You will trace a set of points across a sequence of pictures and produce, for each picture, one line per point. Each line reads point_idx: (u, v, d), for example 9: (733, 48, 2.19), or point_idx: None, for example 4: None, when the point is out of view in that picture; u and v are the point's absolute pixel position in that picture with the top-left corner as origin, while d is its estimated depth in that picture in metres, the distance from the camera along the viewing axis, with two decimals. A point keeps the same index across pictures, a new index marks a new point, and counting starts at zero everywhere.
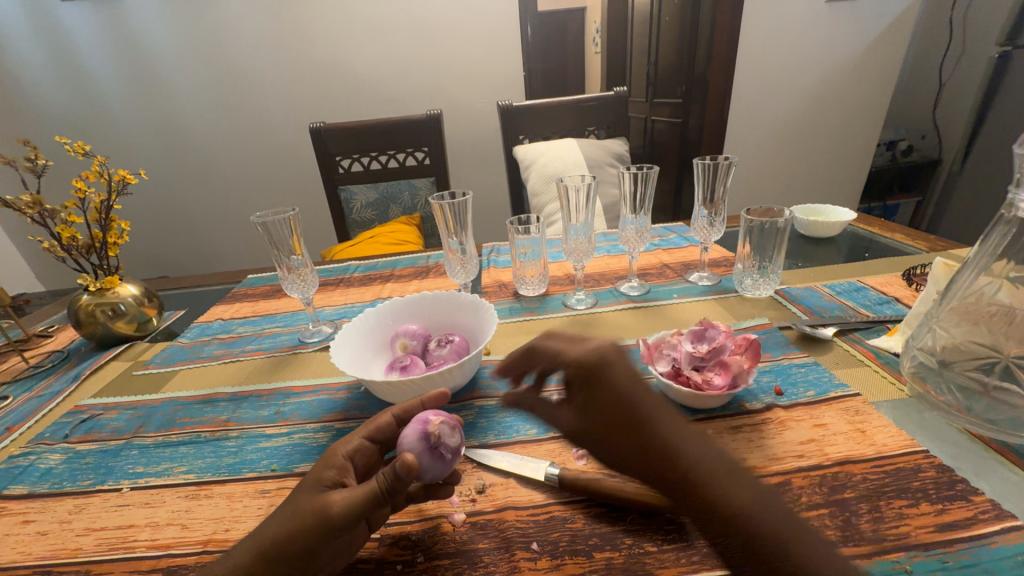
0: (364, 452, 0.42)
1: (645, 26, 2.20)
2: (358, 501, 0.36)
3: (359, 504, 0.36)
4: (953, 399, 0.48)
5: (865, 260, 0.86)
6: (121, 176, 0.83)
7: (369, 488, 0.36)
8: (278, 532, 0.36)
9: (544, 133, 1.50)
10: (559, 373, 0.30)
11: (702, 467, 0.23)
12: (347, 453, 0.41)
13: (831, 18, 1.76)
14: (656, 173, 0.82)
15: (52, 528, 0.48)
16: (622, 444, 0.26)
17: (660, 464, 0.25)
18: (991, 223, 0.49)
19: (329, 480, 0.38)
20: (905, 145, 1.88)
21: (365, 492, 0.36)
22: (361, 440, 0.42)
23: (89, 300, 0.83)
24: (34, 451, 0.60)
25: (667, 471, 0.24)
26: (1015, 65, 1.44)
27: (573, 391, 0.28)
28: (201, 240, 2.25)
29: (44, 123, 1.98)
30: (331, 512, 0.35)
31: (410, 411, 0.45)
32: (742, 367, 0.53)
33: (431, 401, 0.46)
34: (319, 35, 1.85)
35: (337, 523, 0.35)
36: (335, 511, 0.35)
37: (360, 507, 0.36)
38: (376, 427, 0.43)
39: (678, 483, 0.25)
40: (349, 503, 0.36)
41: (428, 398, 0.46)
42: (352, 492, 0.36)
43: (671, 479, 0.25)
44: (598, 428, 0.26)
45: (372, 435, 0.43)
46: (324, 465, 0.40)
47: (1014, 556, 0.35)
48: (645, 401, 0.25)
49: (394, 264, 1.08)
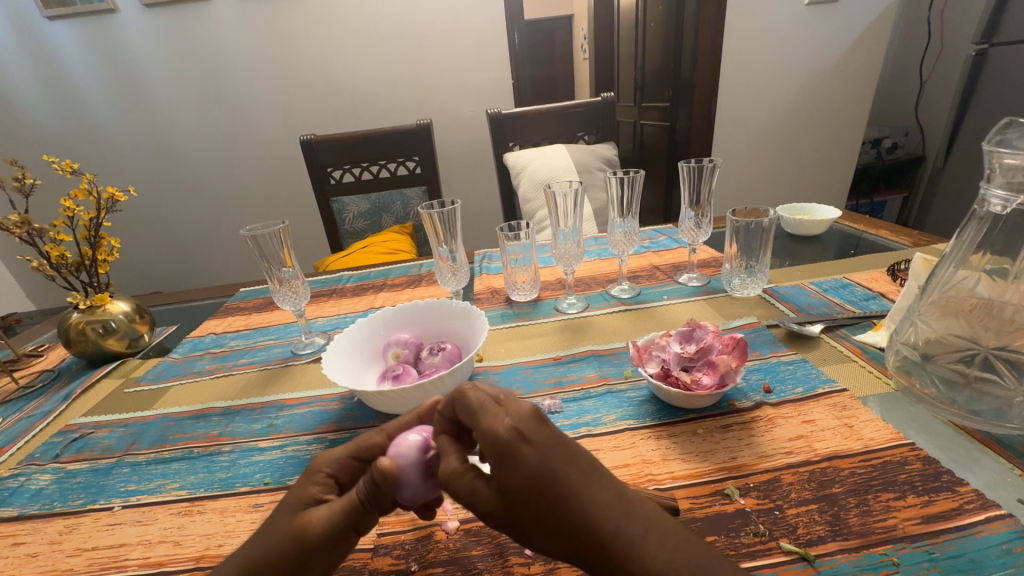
0: (351, 468, 0.40)
1: (631, 31, 2.23)
2: (340, 516, 0.35)
3: (337, 521, 0.35)
4: (937, 391, 0.48)
5: (851, 258, 0.87)
6: (110, 194, 0.83)
7: (348, 502, 0.36)
8: (254, 555, 0.35)
9: (533, 139, 1.51)
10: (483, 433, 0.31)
11: (607, 488, 0.28)
12: (331, 469, 0.39)
13: (812, 20, 1.78)
14: (642, 176, 0.83)
15: (42, 550, 0.48)
16: (546, 496, 0.28)
17: (580, 502, 0.28)
18: (965, 219, 0.50)
19: (310, 497, 0.37)
20: (889, 143, 1.94)
21: (345, 507, 0.36)
22: (346, 457, 0.39)
23: (79, 318, 0.82)
24: (23, 472, 0.59)
25: (587, 503, 0.28)
26: (993, 62, 1.48)
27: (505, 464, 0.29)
28: (193, 255, 2.24)
29: (33, 142, 1.97)
30: (309, 533, 0.35)
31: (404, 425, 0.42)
32: (731, 367, 0.52)
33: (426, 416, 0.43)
34: (309, 47, 1.87)
35: (319, 539, 0.35)
36: (312, 530, 0.35)
37: (337, 525, 0.35)
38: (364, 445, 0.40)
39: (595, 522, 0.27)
40: (327, 521, 0.35)
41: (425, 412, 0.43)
42: (334, 508, 0.36)
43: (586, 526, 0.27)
44: (536, 478, 0.28)
45: (358, 453, 0.40)
46: (308, 483, 0.38)
47: (1000, 544, 0.35)
48: (566, 451, 0.29)
49: (386, 274, 1.09)
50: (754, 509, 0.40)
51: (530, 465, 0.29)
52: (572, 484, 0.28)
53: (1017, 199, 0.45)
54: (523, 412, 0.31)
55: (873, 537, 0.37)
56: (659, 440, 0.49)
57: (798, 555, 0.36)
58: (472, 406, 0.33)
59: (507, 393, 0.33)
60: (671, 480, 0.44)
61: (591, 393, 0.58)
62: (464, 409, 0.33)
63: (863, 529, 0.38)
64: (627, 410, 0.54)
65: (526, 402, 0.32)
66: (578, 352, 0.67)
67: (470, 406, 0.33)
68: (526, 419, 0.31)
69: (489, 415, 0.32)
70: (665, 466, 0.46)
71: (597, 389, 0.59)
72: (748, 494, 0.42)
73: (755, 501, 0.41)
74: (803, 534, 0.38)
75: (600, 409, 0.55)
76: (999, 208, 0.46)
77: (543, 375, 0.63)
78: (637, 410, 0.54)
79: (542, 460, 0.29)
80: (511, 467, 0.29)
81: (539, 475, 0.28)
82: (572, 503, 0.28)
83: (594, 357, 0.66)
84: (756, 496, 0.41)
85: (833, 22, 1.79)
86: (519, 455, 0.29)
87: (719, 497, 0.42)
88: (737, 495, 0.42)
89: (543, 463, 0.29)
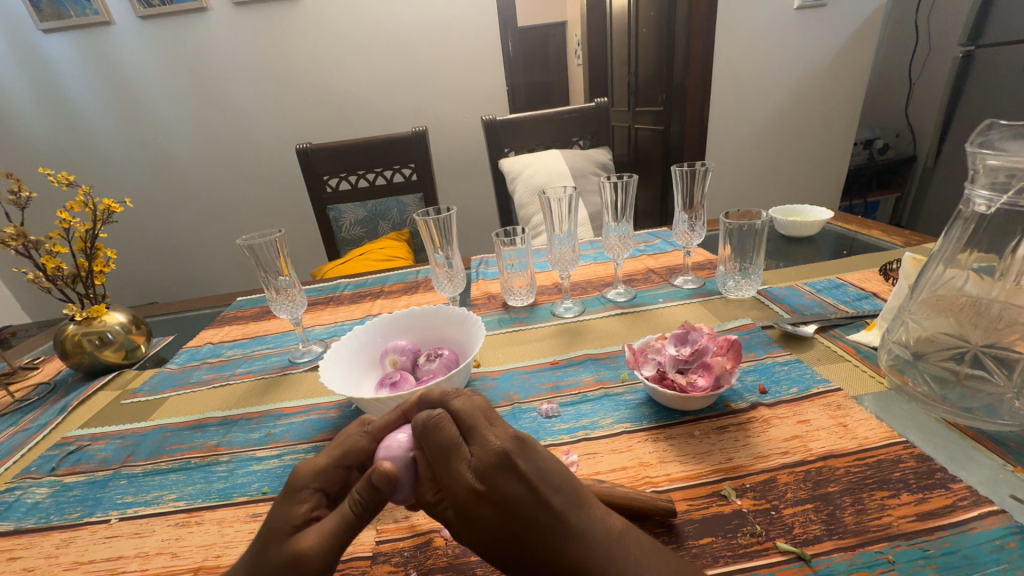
0: (339, 478, 0.37)
1: (624, 37, 2.25)
2: (334, 534, 0.32)
3: (333, 538, 0.32)
4: (929, 389, 0.49)
5: (844, 258, 0.88)
6: (106, 205, 0.83)
7: (343, 513, 0.33)
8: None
9: (527, 145, 1.52)
10: (448, 481, 0.31)
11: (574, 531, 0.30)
12: (318, 482, 0.36)
13: (802, 23, 1.80)
14: (636, 181, 0.84)
15: (38, 564, 0.48)
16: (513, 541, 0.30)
17: (547, 546, 0.29)
18: (952, 219, 0.51)
19: (298, 518, 0.34)
20: (881, 144, 1.95)
21: (339, 524, 0.33)
22: (333, 466, 0.36)
23: (75, 330, 0.82)
24: (19, 486, 0.59)
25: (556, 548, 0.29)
26: (980, 63, 1.50)
27: (473, 516, 0.30)
28: (189, 265, 2.24)
29: (29, 154, 1.97)
30: (304, 556, 0.32)
31: (389, 427, 0.39)
32: (726, 369, 0.52)
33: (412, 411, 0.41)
34: (304, 57, 1.88)
35: (313, 564, 0.32)
36: (305, 552, 0.32)
37: (333, 540, 0.32)
38: (353, 450, 0.38)
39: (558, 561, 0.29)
40: (322, 542, 0.32)
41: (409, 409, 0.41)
42: (326, 527, 0.33)
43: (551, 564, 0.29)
44: (498, 530, 0.30)
45: (347, 459, 0.38)
46: (294, 501, 0.34)
47: (993, 540, 0.35)
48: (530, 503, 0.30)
49: (383, 281, 1.09)
50: (750, 510, 0.40)
51: (497, 521, 0.30)
52: (539, 533, 0.29)
53: (1001, 198, 0.46)
54: (487, 459, 0.31)
55: (868, 535, 0.37)
56: (655, 442, 0.50)
57: (794, 554, 0.36)
58: (442, 446, 0.32)
59: (477, 430, 0.33)
60: (668, 482, 0.44)
61: (588, 396, 0.59)
62: (433, 450, 0.33)
63: (858, 527, 0.38)
64: (624, 413, 0.55)
65: (492, 446, 0.31)
66: (575, 355, 0.68)
67: (438, 446, 0.32)
68: (490, 470, 0.30)
69: (456, 462, 0.32)
70: (662, 468, 0.46)
71: (593, 393, 0.59)
72: (744, 495, 0.42)
73: (751, 501, 0.41)
74: (799, 534, 0.38)
75: (597, 412, 0.55)
76: (984, 207, 0.47)
77: (539, 380, 0.63)
78: (633, 412, 0.55)
79: (506, 516, 0.29)
80: (478, 516, 0.30)
81: (506, 523, 0.30)
82: (540, 550, 0.29)
83: (591, 361, 0.66)
84: (752, 497, 0.42)
85: (822, 26, 1.82)
86: (484, 506, 0.30)
87: (716, 497, 0.42)
88: (734, 496, 0.42)
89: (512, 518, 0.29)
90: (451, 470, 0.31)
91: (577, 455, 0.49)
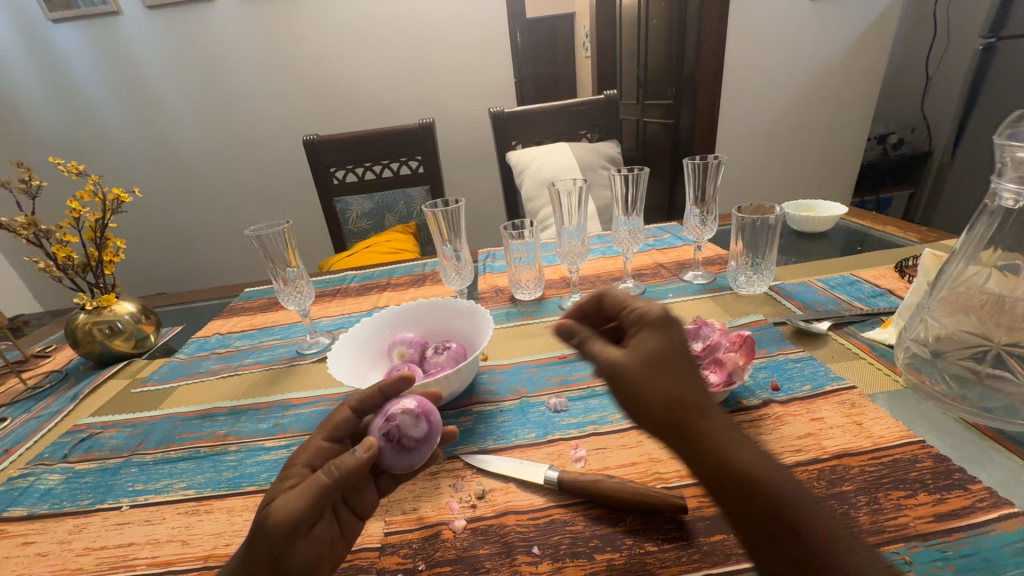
0: (325, 454, 0.42)
1: (633, 28, 2.22)
2: (301, 502, 0.36)
3: (305, 504, 0.36)
4: (947, 388, 0.48)
5: (858, 254, 0.87)
6: (115, 195, 0.82)
7: (315, 483, 0.37)
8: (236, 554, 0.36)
9: (535, 138, 1.50)
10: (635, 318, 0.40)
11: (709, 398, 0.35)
12: (306, 461, 0.41)
13: (817, 15, 1.77)
14: (647, 174, 0.83)
15: (51, 549, 0.48)
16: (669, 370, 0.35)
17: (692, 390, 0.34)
18: (977, 213, 0.50)
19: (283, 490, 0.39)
20: (896, 139, 1.90)
21: (308, 492, 0.37)
22: (321, 442, 0.42)
23: (85, 319, 0.83)
24: (32, 472, 0.60)
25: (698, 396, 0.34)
26: (1000, 55, 1.46)
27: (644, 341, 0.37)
28: (198, 256, 2.26)
29: (39, 144, 1.99)
30: (273, 523, 0.35)
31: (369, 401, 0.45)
32: (738, 365, 0.52)
33: (390, 388, 0.46)
34: (311, 47, 1.87)
35: (284, 527, 0.35)
36: (278, 515, 0.36)
37: (301, 506, 0.36)
38: (334, 425, 0.44)
39: (695, 411, 0.33)
40: (295, 508, 0.36)
41: (386, 385, 0.46)
42: (297, 497, 0.37)
43: (686, 410, 0.33)
44: (669, 353, 0.36)
45: (332, 433, 0.43)
46: (283, 476, 0.40)
47: (1014, 543, 0.35)
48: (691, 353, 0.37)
49: (390, 273, 1.09)
50: None
51: (666, 347, 0.36)
52: (691, 375, 0.35)
53: None
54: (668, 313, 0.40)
55: (885, 536, 0.36)
56: None
57: None
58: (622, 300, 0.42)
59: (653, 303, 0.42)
60: (678, 479, 0.44)
61: (597, 391, 0.58)
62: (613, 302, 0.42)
63: (874, 527, 0.37)
64: None
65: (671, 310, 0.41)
66: None
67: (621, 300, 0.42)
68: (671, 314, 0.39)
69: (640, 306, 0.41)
70: (673, 464, 0.46)
71: (603, 387, 0.59)
72: None
73: None
74: None
75: (607, 407, 0.55)
76: (1011, 202, 0.46)
77: (548, 374, 0.63)
78: None
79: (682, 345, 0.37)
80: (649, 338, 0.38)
81: (672, 348, 0.36)
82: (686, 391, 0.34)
83: None
84: None
85: (836, 17, 1.78)
86: (659, 329, 0.38)
87: None
88: None
89: (678, 353, 0.36)
90: (637, 308, 0.40)
91: (586, 451, 0.49)
